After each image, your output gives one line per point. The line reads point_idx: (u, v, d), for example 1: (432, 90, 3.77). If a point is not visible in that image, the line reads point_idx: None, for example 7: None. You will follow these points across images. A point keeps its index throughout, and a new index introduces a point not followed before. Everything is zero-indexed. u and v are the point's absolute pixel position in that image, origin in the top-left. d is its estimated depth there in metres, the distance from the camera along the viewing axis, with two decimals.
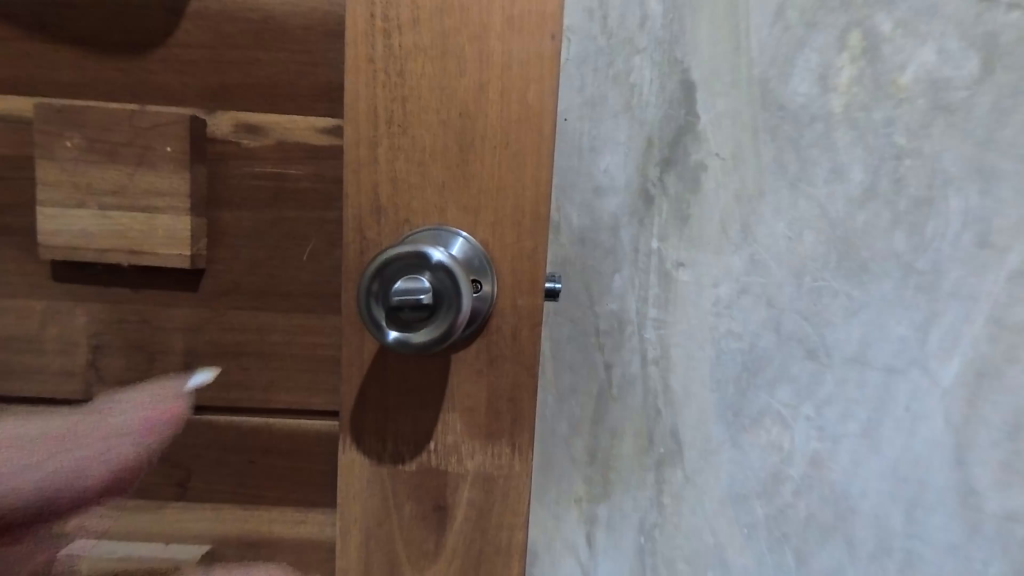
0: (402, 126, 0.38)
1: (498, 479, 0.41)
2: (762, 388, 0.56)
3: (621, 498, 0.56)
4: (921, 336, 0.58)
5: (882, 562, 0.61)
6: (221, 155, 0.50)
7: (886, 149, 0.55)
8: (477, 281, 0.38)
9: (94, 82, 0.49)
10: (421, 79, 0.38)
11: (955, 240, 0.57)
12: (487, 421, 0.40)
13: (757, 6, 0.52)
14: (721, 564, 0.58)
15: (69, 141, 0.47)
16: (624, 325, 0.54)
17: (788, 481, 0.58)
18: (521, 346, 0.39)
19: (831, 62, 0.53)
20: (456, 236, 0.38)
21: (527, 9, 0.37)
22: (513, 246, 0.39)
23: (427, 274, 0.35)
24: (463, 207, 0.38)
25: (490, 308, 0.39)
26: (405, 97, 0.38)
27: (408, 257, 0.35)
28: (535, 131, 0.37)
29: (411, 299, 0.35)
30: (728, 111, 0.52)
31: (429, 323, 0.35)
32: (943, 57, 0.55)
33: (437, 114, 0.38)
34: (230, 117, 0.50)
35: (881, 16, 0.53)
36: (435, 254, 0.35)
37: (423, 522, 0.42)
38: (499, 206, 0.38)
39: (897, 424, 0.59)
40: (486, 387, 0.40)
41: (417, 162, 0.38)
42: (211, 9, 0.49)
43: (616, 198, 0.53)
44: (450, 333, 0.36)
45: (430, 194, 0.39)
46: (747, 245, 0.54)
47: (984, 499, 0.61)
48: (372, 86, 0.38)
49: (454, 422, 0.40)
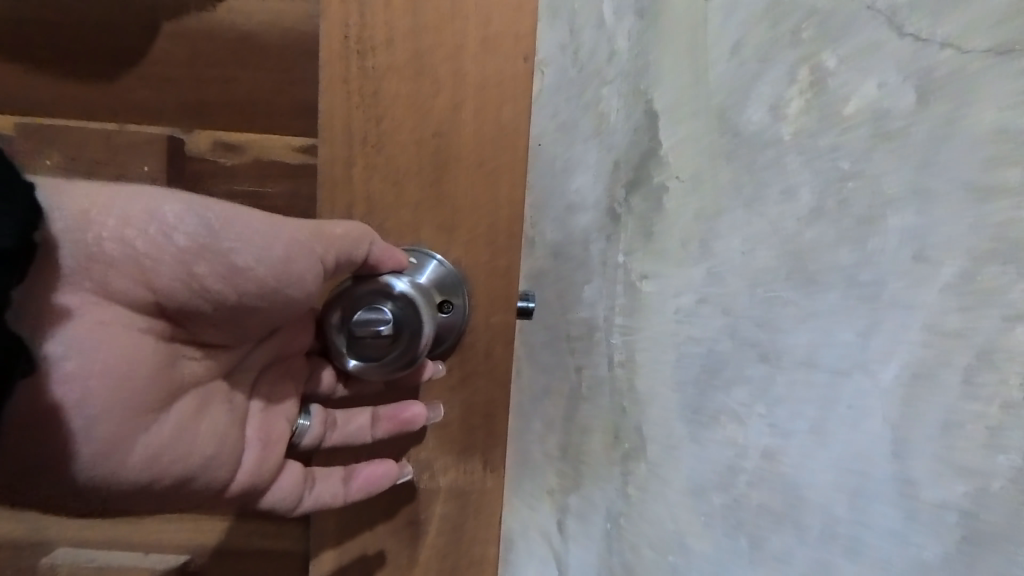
0: (376, 146, 0.43)
1: (469, 491, 0.50)
2: (719, 389, 0.61)
3: (590, 488, 0.61)
4: (863, 340, 0.65)
5: (828, 545, 0.67)
6: (199, 172, 0.61)
7: (833, 173, 0.61)
8: (447, 300, 0.45)
9: (81, 102, 0.60)
10: (396, 100, 0.42)
11: (896, 254, 0.64)
12: (460, 437, 0.49)
13: (715, 40, 0.56)
14: (683, 550, 0.63)
15: (49, 159, 0.59)
16: (593, 331, 0.60)
17: (742, 473, 0.63)
18: (493, 362, 0.47)
19: (782, 95, 0.58)
20: (416, 274, 0.44)
21: (501, 31, 0.41)
22: (487, 264, 0.45)
23: (390, 304, 0.44)
24: (437, 224, 0.44)
25: (462, 323, 0.46)
26: (379, 117, 0.42)
27: (376, 288, 0.44)
28: (507, 151, 0.43)
29: (373, 327, 0.43)
30: (688, 137, 0.57)
31: (393, 346, 0.44)
32: (884, 90, 0.61)
33: (411, 136, 0.42)
34: (208, 135, 0.61)
35: (827, 52, 0.59)
36: (398, 285, 0.43)
37: (400, 531, 0.51)
38: (469, 220, 0.44)
39: (842, 420, 0.66)
40: (460, 403, 0.48)
41: (391, 180, 0.43)
42: (188, 32, 0.59)
43: (587, 216, 0.58)
44: (411, 354, 0.43)
45: (406, 210, 0.44)
46: (705, 259, 0.59)
47: (920, 488, 0.69)
48: (349, 108, 0.42)
49: (429, 436, 0.49)
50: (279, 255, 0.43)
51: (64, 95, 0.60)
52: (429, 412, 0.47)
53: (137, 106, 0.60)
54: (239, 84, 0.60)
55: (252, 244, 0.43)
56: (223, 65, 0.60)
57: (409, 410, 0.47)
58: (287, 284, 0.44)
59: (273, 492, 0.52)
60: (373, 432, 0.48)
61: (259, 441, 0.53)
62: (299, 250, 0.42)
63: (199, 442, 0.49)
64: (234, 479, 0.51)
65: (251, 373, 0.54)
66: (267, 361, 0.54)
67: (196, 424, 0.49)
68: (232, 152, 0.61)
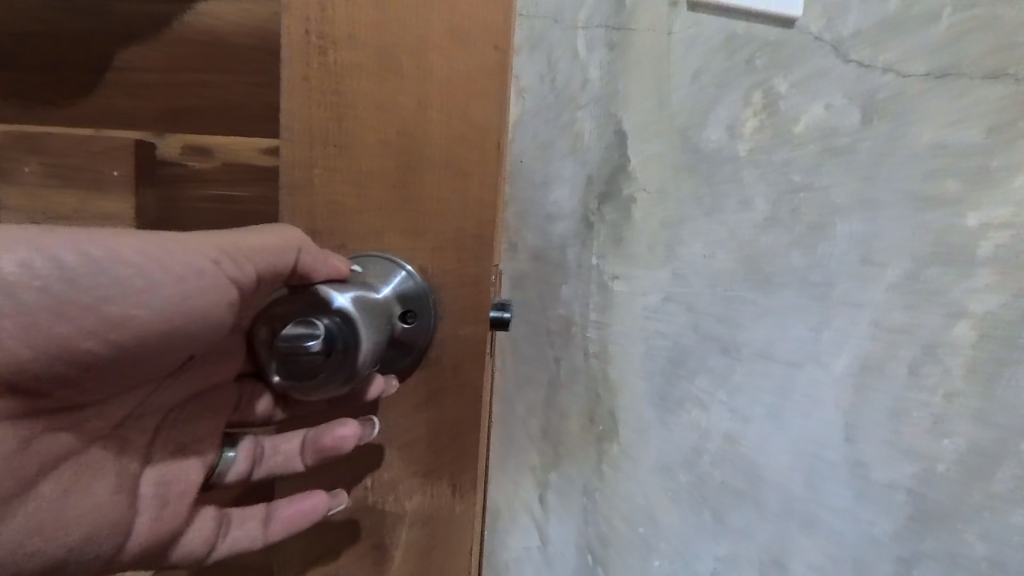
0: (339, 147, 0.48)
1: (434, 513, 0.57)
2: (684, 377, 0.68)
3: (568, 466, 0.68)
4: (815, 334, 0.72)
5: (786, 519, 0.75)
6: (172, 178, 0.69)
7: (785, 185, 0.68)
8: (410, 313, 0.52)
9: (76, 111, 0.70)
10: (359, 101, 0.47)
11: (843, 257, 0.71)
12: (428, 459, 0.55)
13: (678, 69, 0.63)
14: (653, 522, 0.71)
15: (29, 167, 0.68)
16: (570, 326, 0.67)
17: (706, 454, 0.71)
18: (459, 381, 0.54)
19: (738, 115, 0.65)
20: (348, 294, 0.48)
21: (464, 35, 0.48)
22: (455, 267, 0.52)
23: (326, 318, 0.46)
24: (401, 227, 0.50)
25: (428, 339, 0.53)
26: (342, 118, 0.47)
27: (310, 305, 0.47)
28: (474, 149, 0.50)
29: (303, 341, 0.45)
30: (654, 154, 0.64)
31: (328, 358, 0.46)
32: (831, 112, 0.68)
33: (377, 137, 0.48)
34: (180, 140, 0.69)
35: (778, 78, 0.66)
36: (337, 301, 0.47)
37: (370, 552, 0.57)
38: (434, 219, 0.51)
39: (797, 407, 0.73)
40: (426, 424, 0.54)
41: (357, 177, 0.49)
42: (173, 40, 0.68)
43: (563, 224, 0.65)
44: (354, 363, 0.47)
45: (375, 207, 0.49)
46: (671, 261, 0.66)
47: (869, 468, 0.77)
48: (311, 109, 0.47)
49: (397, 457, 0.55)
50: (170, 300, 0.46)
51: (66, 103, 0.69)
52: (363, 426, 0.52)
53: (122, 112, 0.69)
54: (218, 92, 0.69)
55: (142, 296, 0.46)
56: (208, 75, 0.68)
57: (339, 433, 0.52)
58: (192, 321, 0.47)
59: (191, 531, 0.57)
60: (304, 460, 0.54)
61: (156, 495, 0.55)
62: (200, 290, 0.46)
63: (74, 510, 0.51)
64: (130, 537, 0.54)
65: (155, 416, 0.56)
66: (185, 397, 0.57)
67: (69, 498, 0.50)
68: (201, 156, 0.69)
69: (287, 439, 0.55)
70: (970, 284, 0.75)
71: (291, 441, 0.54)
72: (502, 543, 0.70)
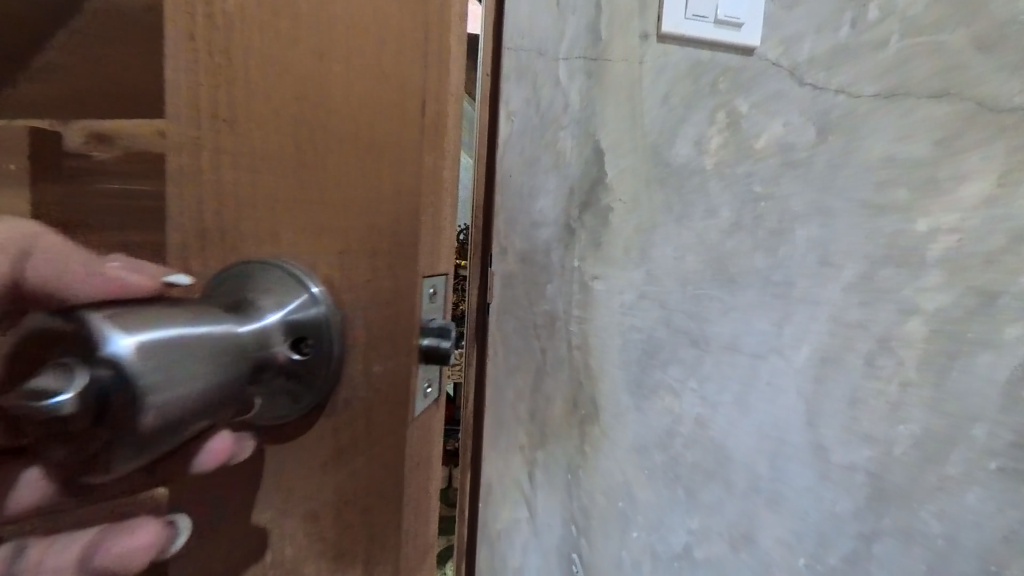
0: (227, 121, 0.31)
1: None
2: (658, 367, 0.76)
3: (554, 447, 0.76)
4: (777, 329, 0.80)
5: (753, 497, 0.82)
6: (74, 171, 0.39)
7: (748, 195, 0.76)
8: (303, 342, 0.35)
9: None
10: (252, 51, 0.31)
11: (803, 259, 0.79)
12: (334, 538, 0.36)
13: (649, 94, 0.72)
14: (630, 497, 0.79)
15: None
16: (554, 321, 0.74)
17: (679, 436, 0.78)
18: (375, 428, 0.37)
19: (704, 133, 0.74)
20: (148, 331, 0.26)
21: None
22: (368, 281, 0.36)
23: (88, 369, 0.24)
24: (299, 230, 0.34)
25: (334, 365, 0.35)
26: (231, 78, 0.31)
27: (67, 340, 0.24)
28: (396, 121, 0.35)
29: (43, 398, 0.24)
30: (629, 169, 0.72)
31: (105, 432, 0.25)
32: (789, 129, 0.76)
33: (275, 104, 0.32)
34: (84, 128, 0.41)
35: (740, 100, 0.74)
36: (116, 342, 0.25)
37: None
38: (351, 223, 0.34)
39: (762, 395, 0.81)
40: (332, 486, 0.36)
41: (249, 167, 0.32)
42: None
43: (548, 230, 0.73)
44: (154, 437, 0.26)
45: (253, 203, 0.32)
46: (644, 263, 0.74)
47: (830, 452, 0.84)
48: (190, 65, 0.31)
49: (286, 543, 0.35)
50: None
51: None
52: (169, 513, 0.31)
53: (29, 103, 0.46)
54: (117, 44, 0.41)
55: None
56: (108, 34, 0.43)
57: (141, 532, 0.30)
58: None
59: None
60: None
61: None
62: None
63: None
64: None
65: None
66: None
67: None
68: (103, 143, 0.38)
69: (60, 548, 0.29)
70: (920, 283, 0.82)
71: (68, 546, 0.29)
72: (495, 516, 0.78)
